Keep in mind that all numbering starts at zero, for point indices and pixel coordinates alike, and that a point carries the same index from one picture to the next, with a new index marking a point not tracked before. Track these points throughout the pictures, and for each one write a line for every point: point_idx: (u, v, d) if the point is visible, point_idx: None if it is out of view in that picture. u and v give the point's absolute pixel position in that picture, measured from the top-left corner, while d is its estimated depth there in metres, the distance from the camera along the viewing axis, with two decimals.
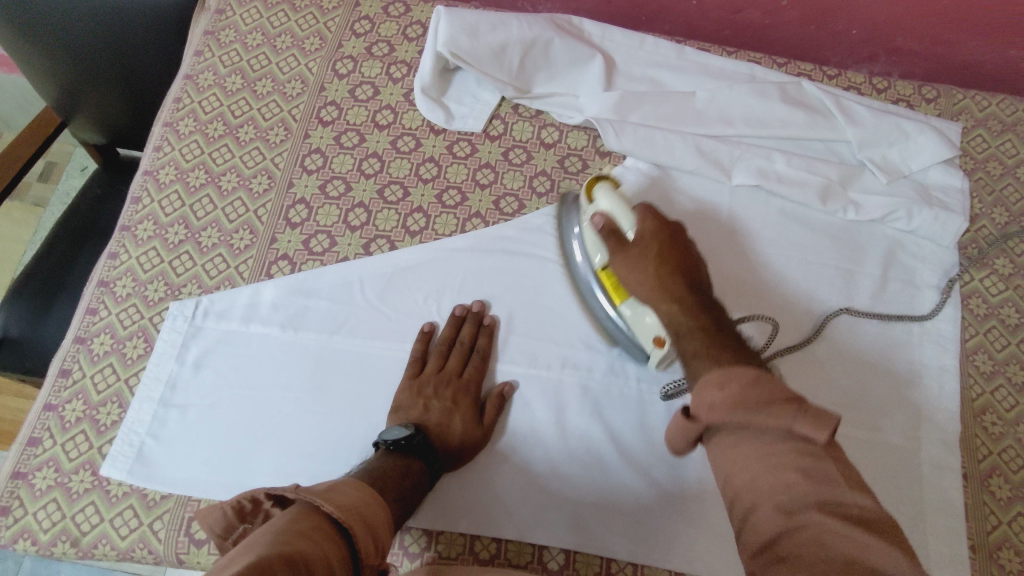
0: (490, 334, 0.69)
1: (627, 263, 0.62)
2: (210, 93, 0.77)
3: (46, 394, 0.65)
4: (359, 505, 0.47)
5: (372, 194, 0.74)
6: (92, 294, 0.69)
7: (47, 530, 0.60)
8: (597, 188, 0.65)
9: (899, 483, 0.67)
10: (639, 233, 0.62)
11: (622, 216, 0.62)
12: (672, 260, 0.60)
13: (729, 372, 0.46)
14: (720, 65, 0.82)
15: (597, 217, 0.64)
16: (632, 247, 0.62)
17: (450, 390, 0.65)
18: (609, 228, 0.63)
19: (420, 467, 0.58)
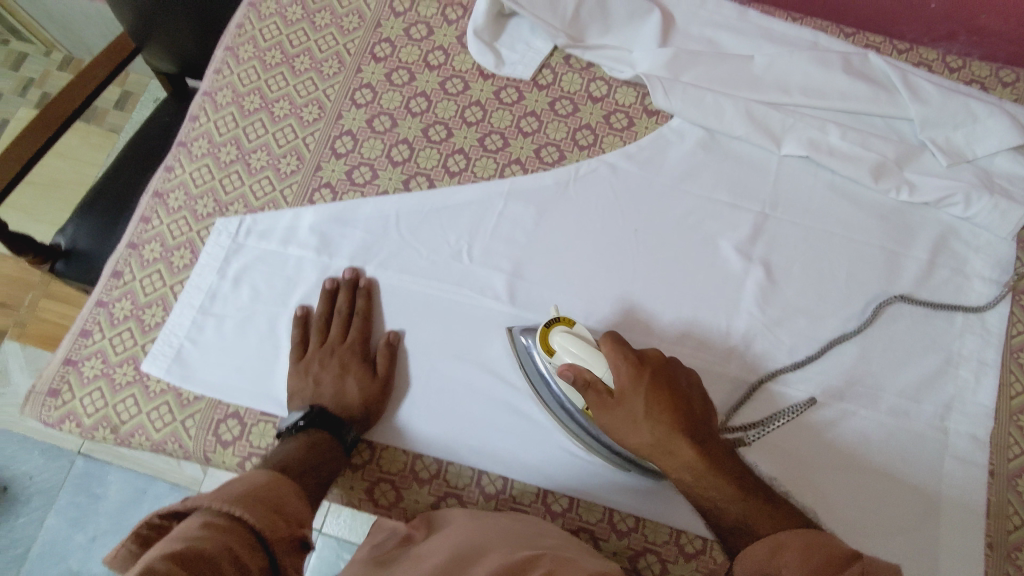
0: (367, 294, 0.69)
1: (617, 423, 0.58)
2: (271, 21, 0.79)
3: (100, 292, 0.69)
4: (260, 494, 0.51)
5: (417, 132, 0.75)
6: (147, 203, 0.73)
7: (91, 415, 0.65)
8: (553, 336, 0.60)
9: (906, 523, 0.64)
10: (617, 391, 0.57)
11: (593, 363, 0.58)
12: (667, 401, 0.57)
13: (782, 561, 0.47)
14: (783, 30, 0.79)
15: (565, 368, 0.59)
16: (616, 405, 0.58)
17: (335, 357, 0.66)
18: (583, 380, 0.59)
19: (325, 438, 0.61)
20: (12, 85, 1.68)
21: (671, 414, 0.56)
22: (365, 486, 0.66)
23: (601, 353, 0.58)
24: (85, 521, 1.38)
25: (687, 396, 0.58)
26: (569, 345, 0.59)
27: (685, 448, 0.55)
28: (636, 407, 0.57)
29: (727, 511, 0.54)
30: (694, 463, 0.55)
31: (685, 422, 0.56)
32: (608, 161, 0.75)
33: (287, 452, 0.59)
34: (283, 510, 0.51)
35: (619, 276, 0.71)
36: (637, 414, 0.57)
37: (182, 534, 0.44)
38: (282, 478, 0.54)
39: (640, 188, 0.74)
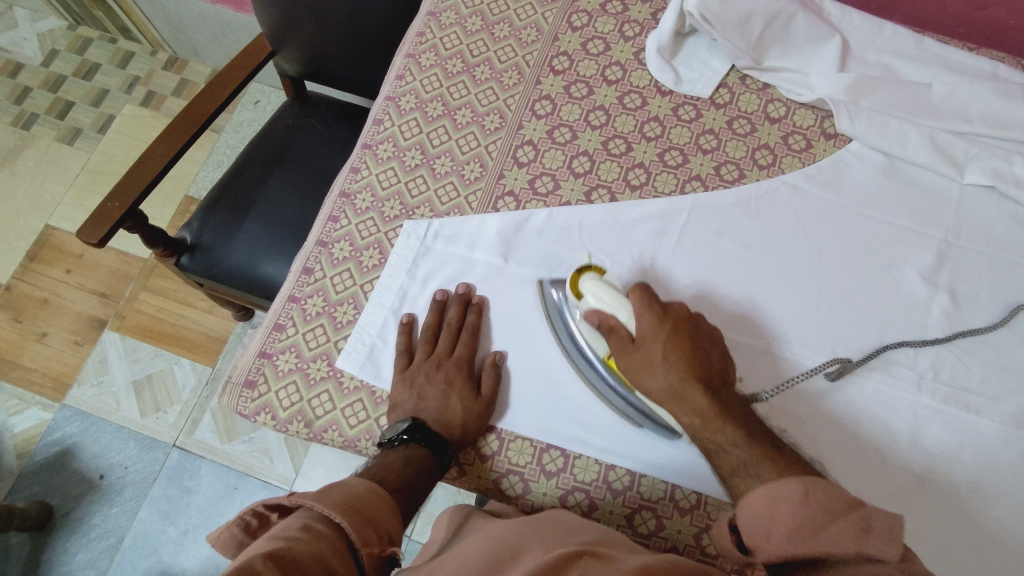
0: (479, 311, 0.68)
1: (634, 368, 0.60)
2: (451, 31, 0.81)
3: (291, 288, 0.71)
4: (357, 503, 0.53)
5: (597, 145, 0.76)
6: (335, 203, 0.74)
7: (286, 408, 0.66)
8: (584, 281, 0.63)
9: (877, 469, 0.64)
10: (638, 336, 0.60)
11: (619, 308, 0.60)
12: (685, 345, 0.59)
13: (776, 489, 0.50)
14: (961, 60, 0.79)
15: (590, 313, 0.62)
16: (635, 351, 0.60)
17: (442, 372, 0.66)
18: (608, 326, 0.61)
19: (424, 455, 0.61)
20: (120, 81, 1.75)
21: (688, 358, 0.58)
22: (558, 494, 0.64)
23: (627, 300, 0.61)
24: (177, 515, 1.37)
25: (708, 350, 0.60)
26: (594, 288, 0.62)
27: (698, 396, 0.57)
28: (655, 348, 0.59)
29: (730, 454, 0.55)
30: (706, 411, 0.56)
31: (703, 372, 0.58)
32: (789, 182, 0.75)
33: (387, 463, 0.60)
34: (376, 523, 0.52)
35: (805, 297, 0.70)
36: (654, 356, 0.59)
37: (281, 532, 0.47)
38: (379, 490, 0.56)
39: (822, 211, 0.74)
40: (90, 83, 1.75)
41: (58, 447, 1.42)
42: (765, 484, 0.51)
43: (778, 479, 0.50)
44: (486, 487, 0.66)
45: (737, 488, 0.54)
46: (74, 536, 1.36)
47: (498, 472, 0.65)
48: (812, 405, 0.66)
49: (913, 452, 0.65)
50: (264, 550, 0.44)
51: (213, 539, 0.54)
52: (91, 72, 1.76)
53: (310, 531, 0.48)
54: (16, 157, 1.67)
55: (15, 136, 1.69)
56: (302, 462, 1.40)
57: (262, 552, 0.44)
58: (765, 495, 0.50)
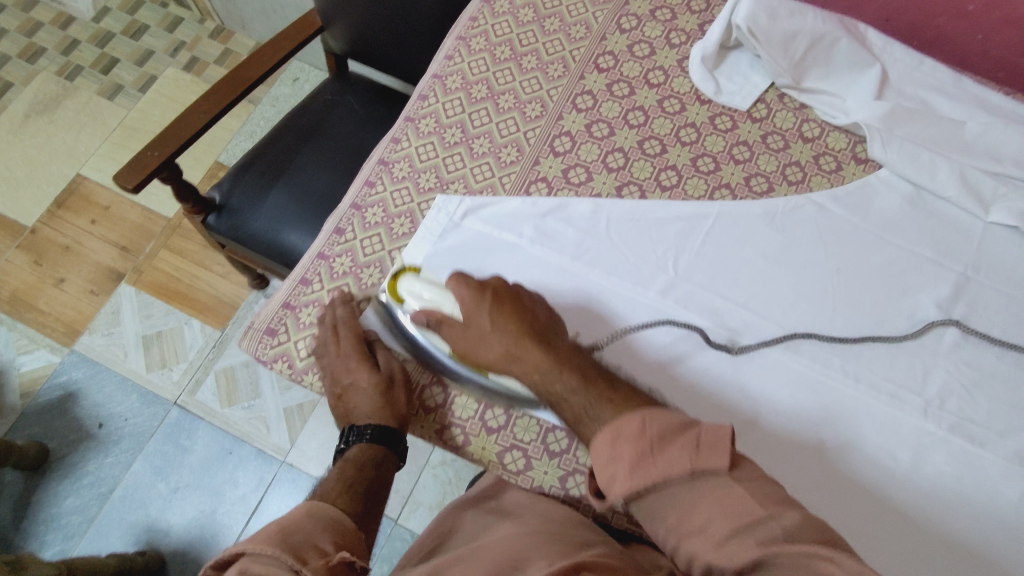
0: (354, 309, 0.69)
1: (470, 345, 0.63)
2: (503, 19, 0.84)
3: (321, 245, 0.72)
4: (291, 534, 0.56)
5: (632, 143, 0.78)
6: (372, 169, 0.76)
7: (303, 359, 0.67)
8: (403, 282, 0.66)
9: (851, 499, 0.64)
10: (464, 316, 0.63)
11: (441, 300, 0.64)
12: (512, 318, 0.62)
13: (619, 429, 0.54)
14: (997, 102, 0.81)
15: (419, 311, 0.65)
16: (465, 330, 0.63)
17: (342, 373, 0.67)
18: (436, 319, 0.64)
19: (362, 452, 0.70)
20: (166, 45, 1.79)
21: (507, 317, 0.62)
22: (559, 474, 0.65)
23: (447, 291, 0.64)
24: (169, 472, 1.38)
25: (533, 308, 0.64)
26: (414, 287, 0.65)
27: (530, 355, 0.60)
28: (483, 321, 0.62)
29: (568, 403, 0.59)
30: (544, 365, 0.60)
31: (535, 330, 0.62)
32: (816, 201, 0.76)
33: (336, 478, 0.69)
34: (315, 546, 0.55)
35: (821, 312, 0.71)
36: (482, 331, 0.62)
37: None
38: (317, 513, 0.60)
39: (847, 231, 0.75)
40: (137, 43, 1.79)
41: (61, 391, 1.44)
42: (608, 424, 0.55)
43: (620, 417, 0.55)
44: (486, 463, 0.65)
45: (584, 430, 0.58)
46: (66, 481, 1.37)
47: (503, 446, 0.65)
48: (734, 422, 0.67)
49: (889, 483, 0.65)
50: None
51: None
52: (139, 33, 1.80)
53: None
54: (56, 106, 1.71)
55: (58, 85, 1.73)
56: (298, 435, 1.41)
57: None
58: (608, 433, 0.54)
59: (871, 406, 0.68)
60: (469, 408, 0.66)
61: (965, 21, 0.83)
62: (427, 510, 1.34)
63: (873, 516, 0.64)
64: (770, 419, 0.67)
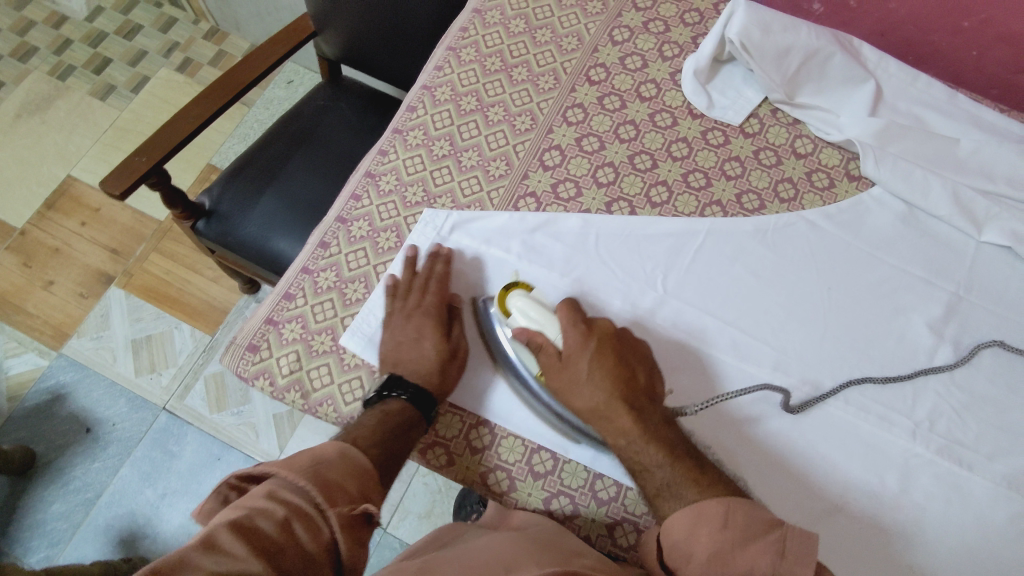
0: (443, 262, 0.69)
1: (563, 386, 0.62)
2: (494, 30, 0.83)
3: (305, 259, 0.71)
4: (324, 469, 0.54)
5: (623, 158, 0.77)
6: (358, 181, 0.75)
7: (284, 376, 0.66)
8: (512, 297, 0.65)
9: (844, 525, 0.64)
10: (565, 353, 0.62)
11: (548, 326, 0.63)
12: (613, 372, 0.62)
13: (700, 512, 0.56)
14: (991, 120, 0.80)
15: (520, 331, 0.64)
16: (563, 367, 0.62)
17: (411, 324, 0.66)
18: (537, 343, 0.63)
19: (399, 409, 0.61)
20: (159, 45, 1.78)
21: (609, 369, 0.62)
22: (543, 496, 0.64)
23: (556, 318, 0.64)
24: (157, 478, 1.37)
25: (633, 368, 0.64)
26: (523, 306, 0.64)
27: (623, 417, 0.60)
28: (579, 368, 0.62)
29: (653, 475, 0.59)
30: (630, 432, 0.60)
31: (630, 390, 0.62)
32: (807, 219, 0.75)
33: (368, 427, 0.61)
34: (344, 490, 0.53)
35: (810, 332, 0.71)
36: (581, 376, 0.62)
37: (246, 501, 0.49)
38: (351, 455, 0.57)
39: (838, 249, 0.74)
40: (130, 43, 1.77)
41: (49, 395, 1.43)
42: (691, 503, 0.57)
43: (702, 500, 0.57)
44: (469, 483, 0.65)
45: (660, 507, 0.59)
46: (52, 486, 1.36)
47: (487, 466, 0.65)
48: (741, 433, 0.66)
49: (884, 514, 0.64)
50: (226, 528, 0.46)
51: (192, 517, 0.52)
52: (133, 33, 1.78)
53: (286, 531, 0.48)
54: (47, 106, 1.69)
55: (50, 85, 1.72)
56: (287, 442, 1.40)
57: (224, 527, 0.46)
58: (691, 513, 0.56)
59: (858, 428, 0.67)
60: (453, 427, 0.66)
61: (960, 37, 0.82)
62: (417, 519, 1.33)
63: (862, 548, 0.63)
64: (778, 436, 0.66)
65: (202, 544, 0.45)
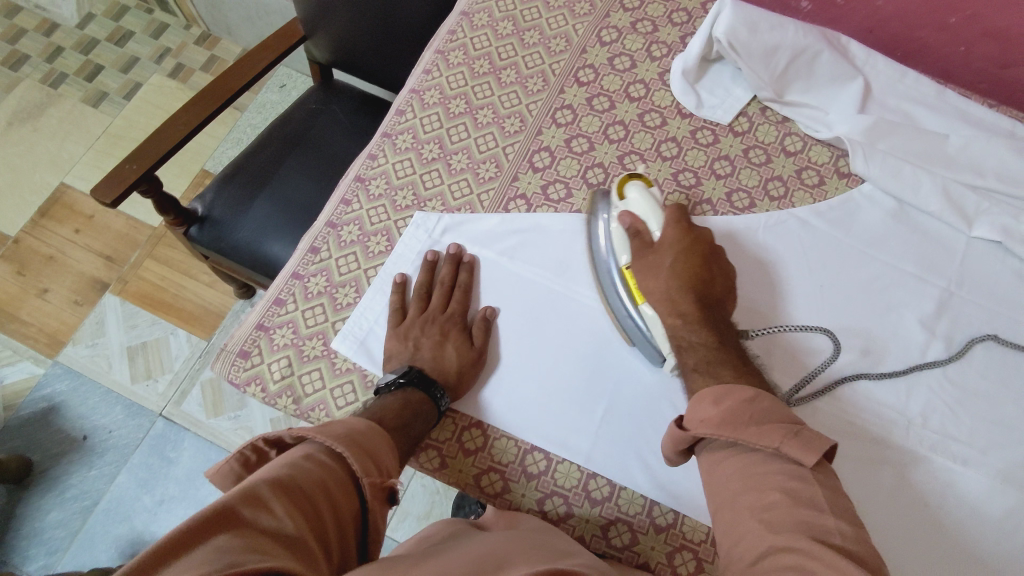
0: (469, 270, 0.71)
1: (643, 267, 0.66)
2: (482, 32, 0.83)
3: (296, 264, 0.71)
4: (359, 438, 0.55)
5: (613, 158, 0.77)
6: (348, 186, 0.75)
7: (276, 382, 0.66)
8: (629, 186, 0.70)
9: (894, 495, 0.64)
10: (660, 240, 0.67)
11: (652, 215, 0.68)
12: (694, 272, 0.65)
13: (726, 390, 0.56)
14: (980, 115, 0.80)
15: (627, 214, 0.69)
16: (653, 251, 0.67)
17: (434, 326, 0.68)
18: (636, 228, 0.68)
19: (420, 399, 0.62)
20: (151, 51, 1.77)
21: (694, 268, 0.65)
22: (536, 497, 0.64)
23: (661, 212, 0.68)
24: (154, 484, 1.37)
25: (718, 278, 0.66)
26: (637, 193, 0.69)
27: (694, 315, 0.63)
28: (666, 256, 0.66)
29: (695, 352, 0.61)
30: (688, 313, 0.63)
31: (707, 293, 0.65)
32: (798, 216, 0.75)
33: (392, 405, 0.61)
34: (377, 461, 0.55)
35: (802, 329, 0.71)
36: (665, 264, 0.66)
37: (285, 460, 0.51)
38: (381, 430, 0.57)
39: (829, 247, 0.74)
40: (122, 49, 1.77)
41: (45, 403, 1.42)
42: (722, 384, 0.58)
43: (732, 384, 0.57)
44: (463, 485, 0.64)
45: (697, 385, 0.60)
46: (51, 494, 1.36)
47: (481, 467, 0.64)
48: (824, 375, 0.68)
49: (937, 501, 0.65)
50: (266, 479, 0.48)
51: (211, 471, 0.54)
52: (124, 39, 1.78)
53: (320, 488, 0.50)
54: (40, 114, 1.69)
55: (41, 93, 1.72)
56: None
57: (264, 479, 0.48)
58: (715, 393, 0.56)
59: (852, 425, 0.67)
60: (445, 429, 0.66)
61: (947, 33, 0.82)
62: (416, 520, 1.33)
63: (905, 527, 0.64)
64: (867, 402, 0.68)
65: (244, 496, 0.45)
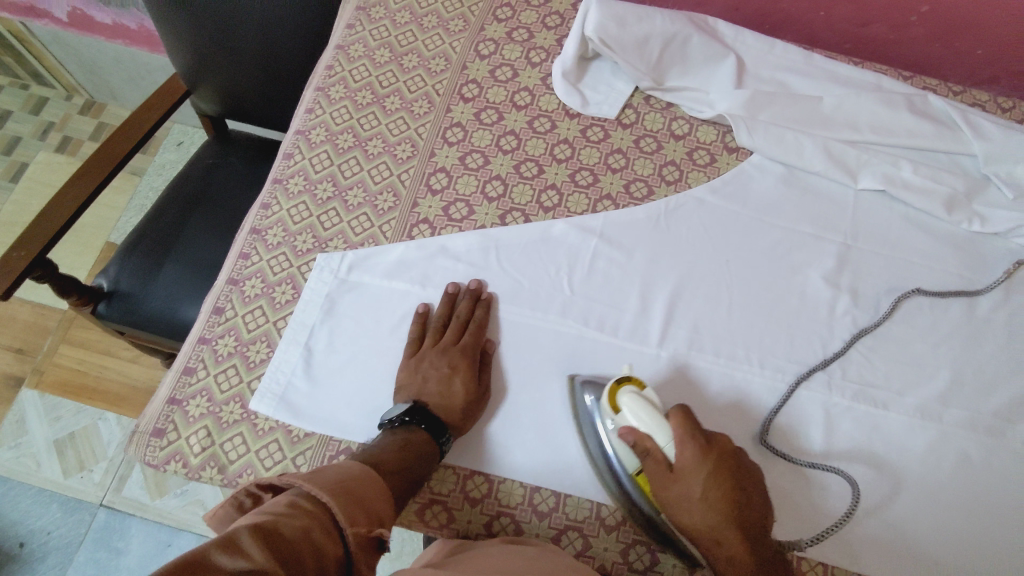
0: (487, 306, 0.69)
1: (668, 496, 0.56)
2: (360, 63, 0.82)
3: (201, 328, 0.68)
4: (346, 487, 0.49)
5: (509, 169, 0.77)
6: (245, 240, 0.73)
7: (197, 454, 0.63)
8: (622, 394, 0.58)
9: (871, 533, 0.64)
10: (678, 466, 0.55)
11: (657, 434, 0.56)
12: (726, 488, 0.55)
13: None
14: (848, 73, 0.84)
15: (626, 431, 0.57)
16: (672, 480, 0.55)
17: (446, 357, 0.65)
18: (643, 448, 0.56)
19: (424, 439, 0.60)
20: (32, 128, 1.69)
21: (724, 480, 0.55)
22: (484, 520, 0.63)
23: (668, 425, 0.56)
24: None
25: (748, 488, 0.56)
26: (633, 407, 0.57)
27: (732, 539, 0.54)
28: (693, 484, 0.55)
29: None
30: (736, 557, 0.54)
31: (743, 511, 0.55)
32: (695, 196, 0.77)
33: (388, 445, 0.58)
34: (366, 509, 0.49)
35: (716, 306, 0.72)
36: (694, 492, 0.55)
37: (269, 507, 0.45)
38: (376, 478, 0.53)
39: (728, 221, 0.76)
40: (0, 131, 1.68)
41: None
42: None
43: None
44: (410, 523, 0.63)
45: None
46: None
47: (424, 502, 0.63)
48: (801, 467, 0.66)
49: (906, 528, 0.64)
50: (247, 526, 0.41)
51: (208, 517, 0.50)
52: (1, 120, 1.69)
53: (305, 536, 0.43)
54: None
55: None
56: None
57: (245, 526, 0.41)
58: None
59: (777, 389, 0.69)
60: None
61: (805, 1, 0.86)
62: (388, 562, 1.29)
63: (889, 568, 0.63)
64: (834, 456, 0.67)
65: (220, 545, 0.39)
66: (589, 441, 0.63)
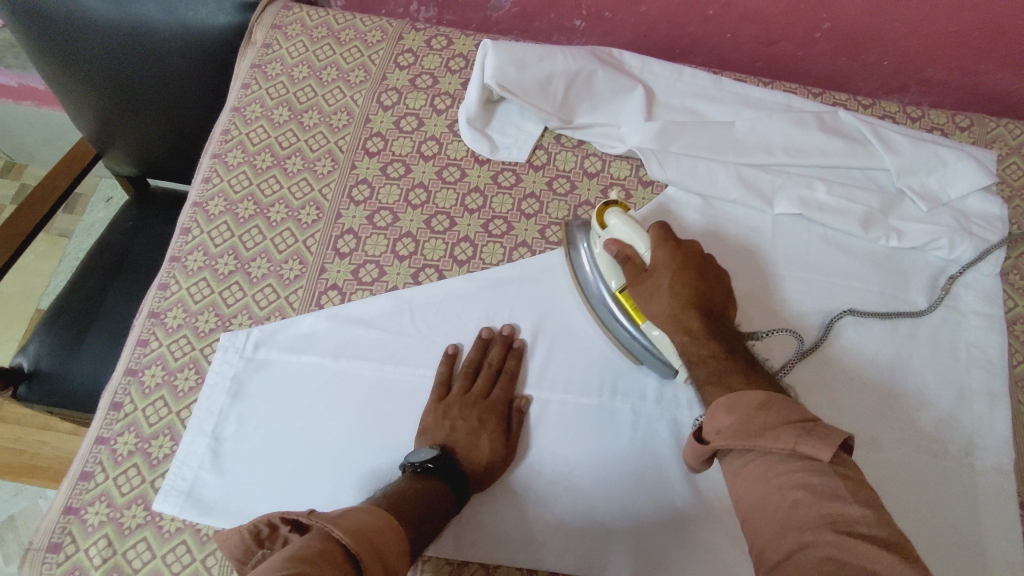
0: (519, 356, 0.68)
1: (643, 292, 0.62)
2: (257, 125, 0.79)
3: (98, 428, 0.64)
4: (369, 535, 0.45)
5: (420, 224, 0.75)
6: (142, 325, 0.69)
7: (99, 566, 0.59)
8: (609, 214, 0.66)
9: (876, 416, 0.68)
10: (651, 265, 0.62)
11: (637, 239, 0.63)
12: (695, 284, 0.61)
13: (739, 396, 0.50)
14: (758, 95, 0.83)
15: (612, 244, 0.64)
16: (645, 279, 0.63)
17: (474, 410, 0.64)
18: (625, 255, 0.64)
19: (442, 491, 0.57)
20: None
21: (694, 279, 0.61)
22: None
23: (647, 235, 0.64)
24: None
25: (715, 285, 0.62)
26: (620, 222, 0.65)
27: (696, 323, 0.59)
28: (662, 278, 0.62)
29: (705, 366, 0.57)
30: (700, 333, 0.58)
31: (706, 302, 0.60)
32: None
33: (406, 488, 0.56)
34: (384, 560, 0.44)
35: None
36: (661, 285, 0.62)
37: (294, 554, 0.40)
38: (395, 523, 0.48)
39: None
40: None
41: None
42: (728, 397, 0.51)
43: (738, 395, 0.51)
44: None
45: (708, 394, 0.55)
46: None
47: None
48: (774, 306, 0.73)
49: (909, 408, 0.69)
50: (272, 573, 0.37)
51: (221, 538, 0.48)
52: None
53: None
54: None
55: None
56: None
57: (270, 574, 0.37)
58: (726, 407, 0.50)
59: None
60: None
61: (710, 25, 0.85)
62: None
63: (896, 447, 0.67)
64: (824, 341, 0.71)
65: None
66: (582, 273, 0.70)
